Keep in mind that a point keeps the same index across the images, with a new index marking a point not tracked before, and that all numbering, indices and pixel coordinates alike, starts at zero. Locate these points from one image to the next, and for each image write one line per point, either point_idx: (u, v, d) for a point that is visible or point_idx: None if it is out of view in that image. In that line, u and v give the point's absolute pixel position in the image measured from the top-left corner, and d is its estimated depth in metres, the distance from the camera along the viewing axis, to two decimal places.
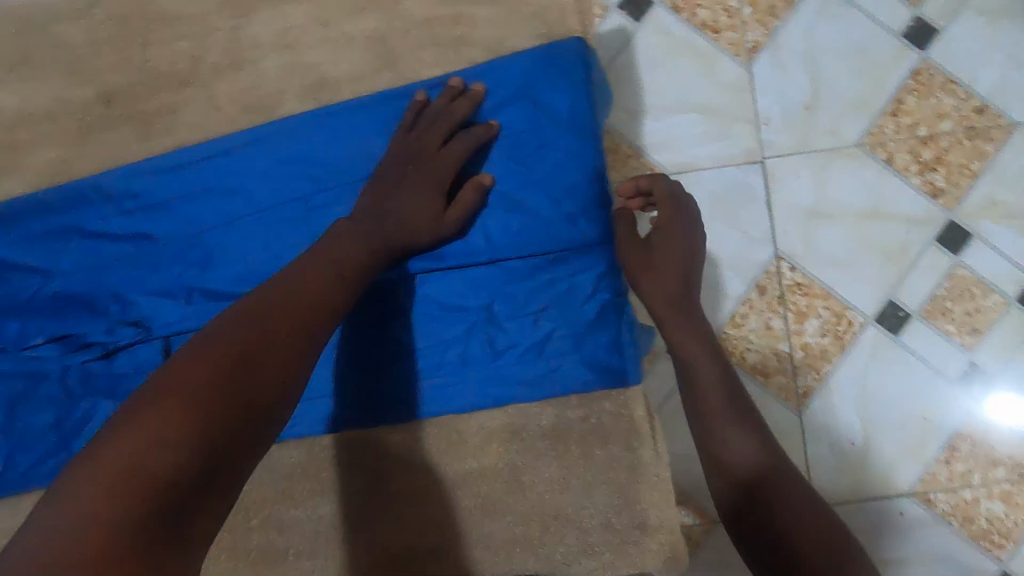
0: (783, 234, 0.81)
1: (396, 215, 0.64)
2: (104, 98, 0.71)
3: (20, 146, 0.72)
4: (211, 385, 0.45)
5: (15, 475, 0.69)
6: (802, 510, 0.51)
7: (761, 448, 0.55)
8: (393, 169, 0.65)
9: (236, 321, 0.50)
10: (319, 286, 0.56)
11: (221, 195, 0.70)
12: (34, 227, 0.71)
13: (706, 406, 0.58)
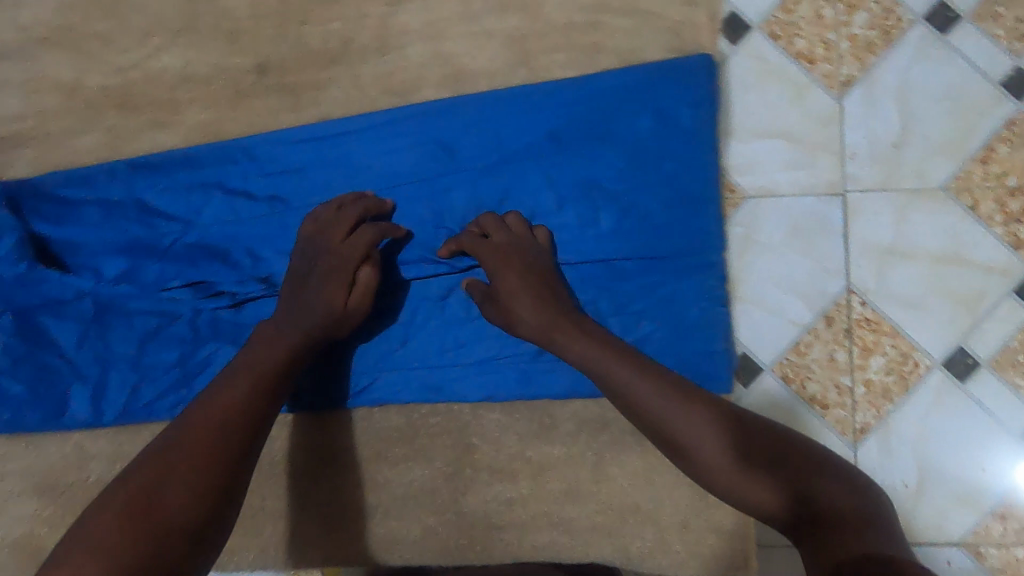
0: (858, 269, 0.81)
1: (312, 307, 0.66)
2: (259, 68, 0.76)
3: (177, 103, 0.77)
4: (147, 501, 0.50)
5: (140, 405, 0.75)
6: (791, 475, 0.54)
7: (726, 431, 0.57)
8: (303, 266, 0.68)
9: (160, 453, 0.54)
10: (242, 388, 0.60)
11: (358, 169, 0.75)
12: (180, 179, 0.76)
13: (662, 426, 0.59)
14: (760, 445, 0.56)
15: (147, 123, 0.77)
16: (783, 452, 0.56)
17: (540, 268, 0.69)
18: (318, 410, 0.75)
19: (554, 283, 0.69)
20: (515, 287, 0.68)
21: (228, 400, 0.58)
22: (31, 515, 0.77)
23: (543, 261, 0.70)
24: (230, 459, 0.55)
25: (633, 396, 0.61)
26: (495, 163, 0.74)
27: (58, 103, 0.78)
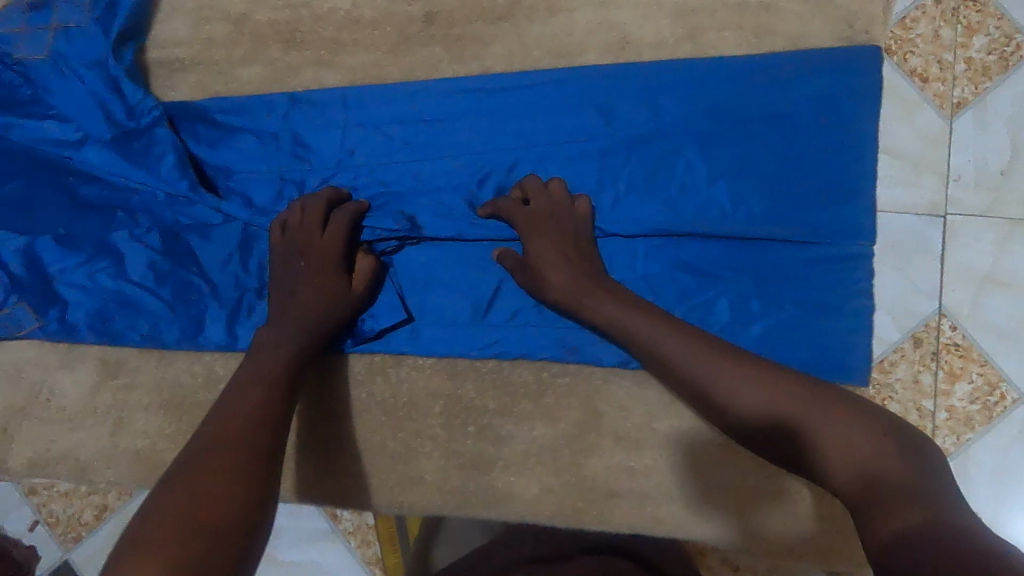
0: (951, 293, 0.81)
1: (307, 300, 0.68)
2: (426, 17, 0.77)
3: (341, 44, 0.78)
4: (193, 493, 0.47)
5: None
6: (823, 429, 0.51)
7: (760, 385, 0.56)
8: (287, 270, 0.70)
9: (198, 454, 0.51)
10: (253, 393, 0.59)
11: (512, 126, 0.76)
12: (336, 118, 0.78)
13: (696, 387, 0.60)
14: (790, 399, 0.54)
15: (310, 60, 0.78)
16: (816, 403, 0.53)
17: (571, 232, 0.70)
18: (333, 397, 0.76)
19: (584, 248, 0.70)
20: (541, 247, 0.69)
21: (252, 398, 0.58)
22: (156, 431, 0.78)
23: (570, 227, 0.70)
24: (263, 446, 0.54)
25: (665, 355, 0.62)
26: (653, 132, 0.74)
27: (226, 33, 0.79)
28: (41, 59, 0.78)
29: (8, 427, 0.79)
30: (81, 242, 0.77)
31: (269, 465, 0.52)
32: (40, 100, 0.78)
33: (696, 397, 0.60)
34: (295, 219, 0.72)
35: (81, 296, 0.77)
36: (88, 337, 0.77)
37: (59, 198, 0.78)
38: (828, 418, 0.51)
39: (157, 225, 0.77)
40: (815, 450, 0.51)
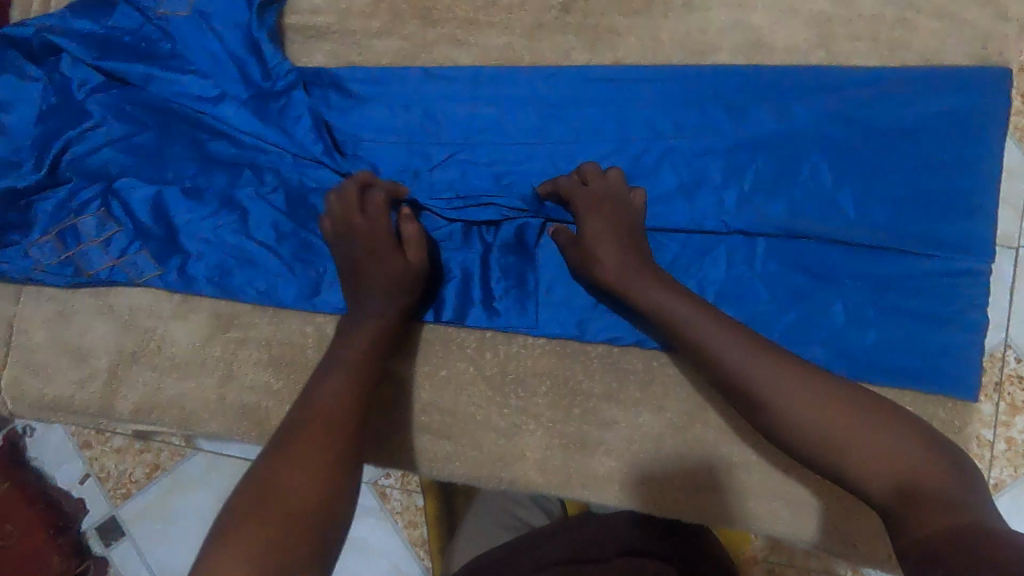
0: (1017, 325, 0.84)
1: (369, 284, 0.70)
2: (563, 5, 0.79)
3: (476, 24, 0.80)
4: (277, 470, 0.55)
5: None
6: (864, 439, 0.54)
7: (802, 388, 0.58)
8: (350, 260, 0.71)
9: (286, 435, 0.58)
10: (339, 378, 0.63)
11: (639, 116, 0.77)
12: (463, 95, 0.79)
13: (736, 383, 0.60)
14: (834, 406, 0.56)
15: (444, 37, 0.80)
16: (858, 414, 0.56)
17: (619, 217, 0.70)
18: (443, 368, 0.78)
19: (635, 235, 0.70)
20: (596, 231, 0.69)
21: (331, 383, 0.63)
22: (263, 386, 0.79)
23: (622, 214, 0.70)
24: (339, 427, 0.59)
25: (711, 351, 0.62)
26: (779, 135, 0.75)
27: (363, 4, 0.81)
28: (183, 16, 0.80)
29: (117, 371, 0.81)
30: (206, 197, 0.78)
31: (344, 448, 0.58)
32: (177, 56, 0.80)
33: (731, 391, 0.61)
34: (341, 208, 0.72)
35: (202, 249, 0.78)
36: (204, 289, 0.78)
37: (187, 153, 0.80)
38: (870, 430, 0.54)
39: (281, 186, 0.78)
40: (857, 458, 0.54)
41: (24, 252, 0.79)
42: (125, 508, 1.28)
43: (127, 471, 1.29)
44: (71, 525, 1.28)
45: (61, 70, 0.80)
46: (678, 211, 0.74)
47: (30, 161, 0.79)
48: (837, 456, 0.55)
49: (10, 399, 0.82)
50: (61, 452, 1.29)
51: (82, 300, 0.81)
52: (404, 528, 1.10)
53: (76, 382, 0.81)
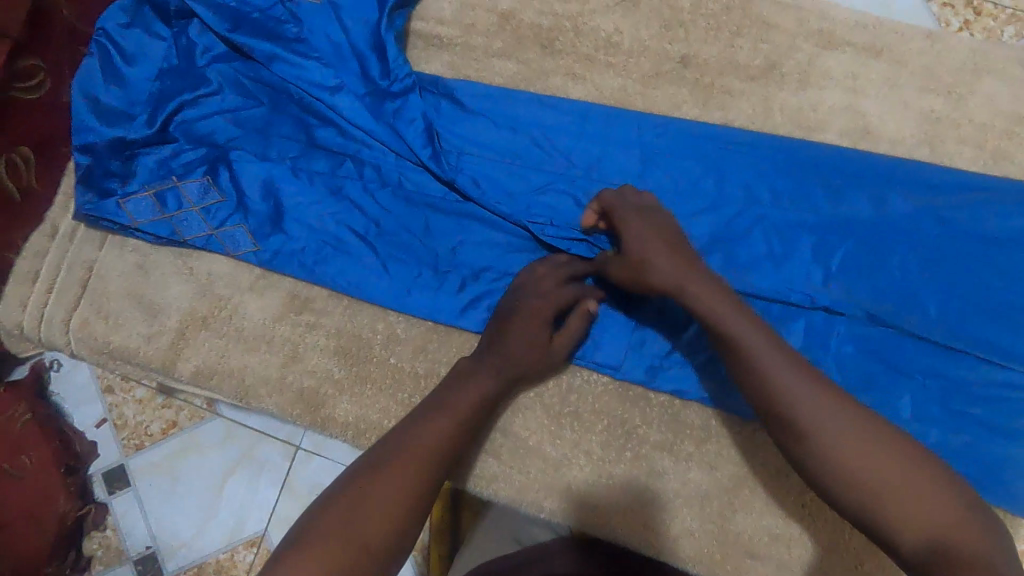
0: None
1: (514, 347, 0.70)
2: (683, 58, 0.81)
3: (595, 61, 0.82)
4: (367, 504, 0.57)
5: (454, 309, 0.78)
6: (907, 494, 0.55)
7: (849, 425, 0.58)
8: (512, 318, 0.71)
9: (389, 458, 0.60)
10: (439, 428, 0.64)
11: (740, 179, 0.77)
12: (569, 125, 0.80)
13: (787, 410, 0.60)
14: (880, 453, 0.57)
15: (562, 69, 0.82)
16: (901, 463, 0.56)
17: (665, 230, 0.70)
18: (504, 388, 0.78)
19: (683, 247, 0.69)
20: (645, 241, 0.68)
21: (434, 431, 0.63)
22: (324, 373, 0.80)
23: (661, 232, 0.69)
24: (430, 479, 0.61)
25: (765, 377, 0.61)
26: (874, 221, 0.76)
27: (490, 23, 0.83)
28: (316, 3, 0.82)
29: (184, 332, 0.81)
30: (308, 182, 0.81)
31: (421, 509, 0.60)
32: (302, 40, 0.81)
33: (775, 417, 0.60)
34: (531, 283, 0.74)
35: (295, 232, 0.81)
36: (291, 272, 0.80)
37: (293, 136, 0.82)
38: (911, 482, 0.55)
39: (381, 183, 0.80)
40: (895, 504, 0.55)
41: (121, 204, 0.81)
42: (135, 459, 1.23)
43: (143, 422, 1.24)
44: (78, 466, 1.23)
45: (189, 35, 0.82)
46: (766, 278, 0.75)
47: (143, 115, 0.81)
48: (876, 501, 0.56)
49: (74, 340, 0.83)
50: (84, 390, 1.26)
51: (165, 258, 0.83)
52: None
53: (142, 336, 0.82)
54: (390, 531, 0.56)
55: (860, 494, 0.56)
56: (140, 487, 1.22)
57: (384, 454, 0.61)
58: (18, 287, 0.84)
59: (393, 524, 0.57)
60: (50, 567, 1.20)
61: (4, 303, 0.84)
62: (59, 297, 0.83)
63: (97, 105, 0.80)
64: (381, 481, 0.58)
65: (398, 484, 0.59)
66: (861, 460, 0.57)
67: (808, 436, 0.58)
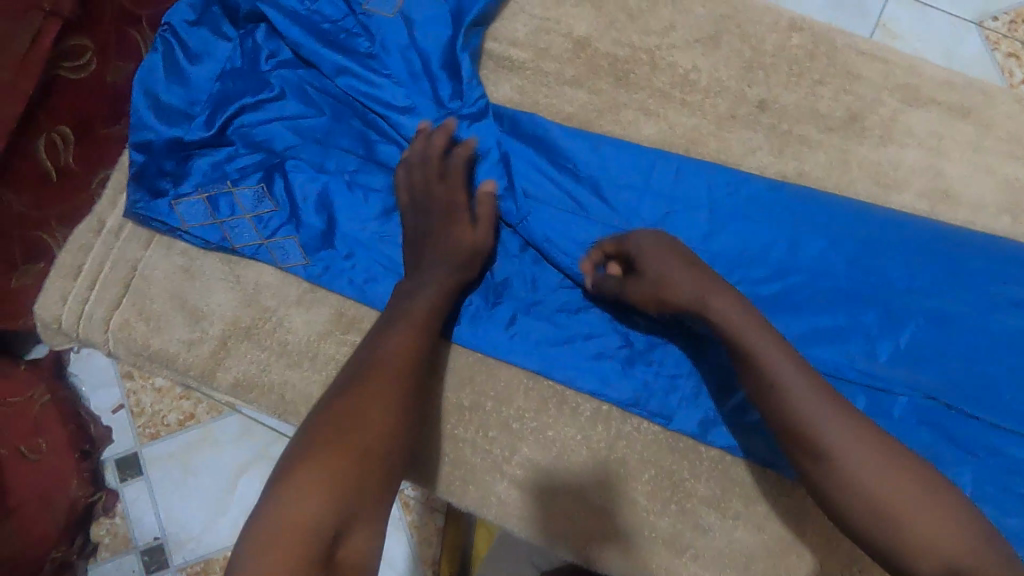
0: None
1: (431, 253, 0.72)
2: (761, 102, 0.78)
3: (671, 98, 0.79)
4: (347, 415, 0.59)
5: (504, 341, 0.77)
6: (909, 515, 0.56)
7: (864, 442, 0.58)
8: (423, 254, 0.72)
9: (362, 374, 0.63)
10: (405, 336, 0.66)
11: (808, 240, 0.75)
12: (641, 167, 0.77)
13: (806, 432, 0.59)
14: (894, 477, 0.57)
15: (635, 103, 0.79)
16: (908, 477, 0.58)
17: (675, 249, 0.69)
18: (548, 428, 0.76)
19: (705, 272, 0.67)
20: (662, 268, 0.68)
21: (401, 339, 0.66)
22: None
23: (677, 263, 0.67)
24: (407, 381, 0.63)
25: (789, 402, 0.60)
26: (948, 295, 0.73)
27: (564, 49, 0.80)
28: (388, 17, 0.80)
29: (227, 341, 0.80)
30: (363, 199, 0.79)
31: (406, 408, 0.62)
32: (370, 56, 0.80)
33: (791, 435, 0.60)
34: (421, 200, 0.75)
35: (346, 248, 0.79)
36: (340, 289, 0.78)
37: (352, 150, 0.80)
38: (918, 502, 0.56)
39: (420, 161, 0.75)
40: (909, 529, 0.56)
41: (172, 206, 0.79)
42: (149, 448, 1.20)
43: (161, 411, 1.21)
44: (92, 450, 1.17)
45: (257, 40, 0.81)
46: (829, 347, 0.73)
47: (202, 116, 0.79)
48: (887, 523, 0.57)
49: (114, 340, 0.81)
50: (102, 374, 1.22)
51: (212, 263, 0.81)
52: (419, 543, 1.05)
53: (184, 341, 0.80)
54: (382, 431, 0.60)
55: (870, 516, 0.57)
56: (152, 477, 1.19)
57: (360, 372, 0.63)
58: (60, 280, 0.82)
59: (386, 425, 0.60)
60: (57, 552, 1.11)
61: (44, 296, 0.82)
62: (100, 294, 0.81)
63: (157, 102, 0.78)
64: (365, 395, 0.61)
65: (382, 396, 0.61)
66: (875, 482, 0.57)
67: (830, 459, 0.58)
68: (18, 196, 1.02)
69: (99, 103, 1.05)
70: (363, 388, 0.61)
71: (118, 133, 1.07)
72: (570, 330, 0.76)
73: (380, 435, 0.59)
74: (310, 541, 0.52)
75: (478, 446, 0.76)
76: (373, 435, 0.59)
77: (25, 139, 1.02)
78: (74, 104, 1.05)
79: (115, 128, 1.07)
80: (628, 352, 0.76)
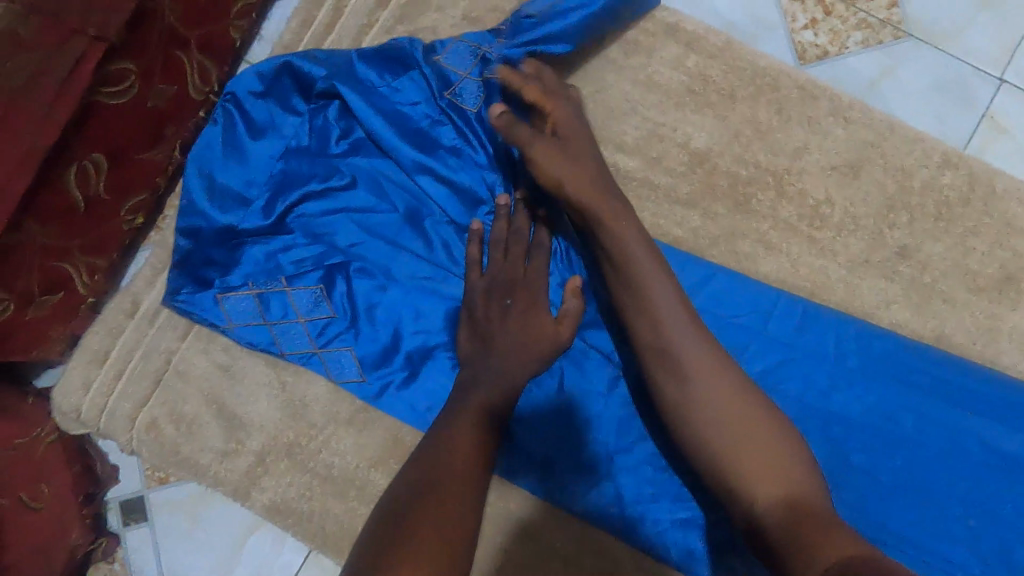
0: None
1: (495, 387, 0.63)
2: (902, 248, 0.68)
3: (796, 231, 0.69)
4: (415, 521, 0.49)
5: (579, 489, 0.68)
6: (752, 447, 0.53)
7: (722, 371, 0.57)
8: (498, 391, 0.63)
9: (424, 476, 0.53)
10: (466, 431, 0.58)
11: (949, 415, 0.64)
12: (761, 308, 0.66)
13: (676, 362, 0.57)
14: (735, 401, 0.55)
15: (755, 233, 0.69)
16: (762, 413, 0.55)
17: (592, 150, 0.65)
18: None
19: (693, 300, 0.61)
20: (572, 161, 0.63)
21: (466, 438, 0.57)
22: None
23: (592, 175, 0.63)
24: (477, 477, 0.54)
25: (661, 334, 0.58)
26: None
27: (678, 161, 0.70)
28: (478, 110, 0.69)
29: (265, 458, 0.71)
30: (433, 312, 0.69)
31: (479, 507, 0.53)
32: (456, 154, 0.71)
33: (655, 353, 0.58)
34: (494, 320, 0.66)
35: (409, 370, 0.69)
36: (397, 413, 0.69)
37: (425, 256, 0.70)
38: (770, 441, 0.53)
39: (486, 272, 0.68)
40: (749, 455, 0.53)
41: (217, 300, 0.70)
42: (161, 493, 0.84)
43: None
44: (96, 493, 0.80)
45: (326, 120, 0.71)
46: (962, 552, 0.63)
47: (259, 202, 0.70)
48: (735, 452, 0.53)
49: (139, 440, 0.72)
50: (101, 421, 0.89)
51: (257, 366, 0.72)
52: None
53: (218, 452, 0.71)
54: (461, 534, 0.50)
55: (720, 443, 0.54)
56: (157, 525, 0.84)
57: (422, 476, 0.53)
58: (83, 365, 0.74)
59: (465, 528, 0.50)
60: None
61: (66, 381, 0.73)
62: (128, 387, 0.73)
63: (211, 183, 0.69)
64: (436, 497, 0.51)
65: (459, 498, 0.52)
66: (722, 409, 0.55)
67: (684, 382, 0.57)
68: (43, 227, 0.63)
69: (146, 122, 0.70)
70: (429, 491, 0.52)
71: (158, 159, 0.75)
72: (656, 489, 0.67)
73: (454, 534, 0.49)
74: None
75: None
76: (450, 537, 0.49)
77: (58, 168, 0.62)
78: (112, 128, 0.66)
79: (155, 155, 0.74)
80: (723, 527, 0.65)
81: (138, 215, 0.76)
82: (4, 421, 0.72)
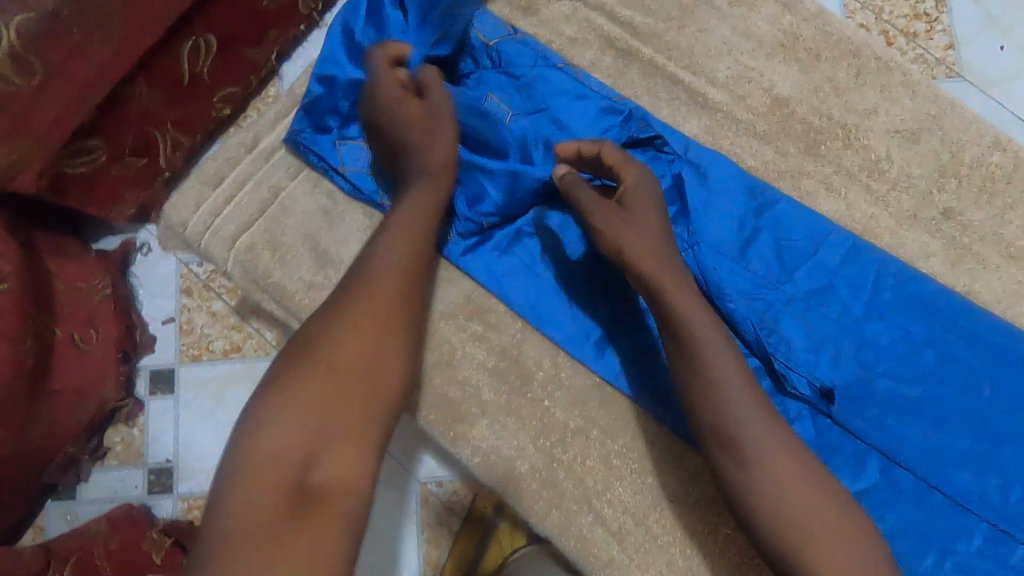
0: None
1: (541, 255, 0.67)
2: (946, 210, 0.76)
3: (856, 179, 0.77)
4: (322, 336, 0.54)
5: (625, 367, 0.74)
6: (816, 526, 0.55)
7: (778, 439, 0.58)
8: None
9: (348, 294, 0.57)
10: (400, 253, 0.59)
11: (965, 355, 0.72)
12: (813, 233, 0.75)
13: None
14: (786, 453, 0.57)
15: (819, 174, 0.77)
16: (816, 482, 0.57)
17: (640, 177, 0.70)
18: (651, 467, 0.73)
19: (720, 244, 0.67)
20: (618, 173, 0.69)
21: (395, 257, 0.59)
22: (472, 390, 0.76)
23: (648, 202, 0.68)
24: (397, 297, 0.57)
25: None
26: None
27: (760, 103, 0.79)
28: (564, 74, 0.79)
29: None
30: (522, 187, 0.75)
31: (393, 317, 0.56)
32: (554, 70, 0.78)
33: None
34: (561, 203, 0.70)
35: (491, 236, 0.77)
36: (475, 275, 0.77)
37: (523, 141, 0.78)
38: (830, 516, 0.55)
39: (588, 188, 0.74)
40: (815, 532, 0.54)
41: (335, 144, 0.78)
42: (186, 371, 0.91)
43: (208, 336, 0.91)
44: (131, 354, 0.88)
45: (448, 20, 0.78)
46: (963, 476, 0.69)
47: None
48: (794, 516, 0.55)
49: (235, 259, 0.79)
50: (157, 282, 0.93)
51: (356, 211, 0.79)
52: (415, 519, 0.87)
53: (305, 281, 0.78)
54: (364, 343, 0.54)
55: (776, 504, 0.56)
56: (181, 399, 0.90)
57: (350, 291, 0.57)
58: (198, 186, 0.81)
59: (373, 334, 0.55)
60: (71, 447, 0.83)
61: (179, 196, 0.81)
62: (235, 211, 0.80)
63: (349, 41, 0.77)
64: (348, 311, 0.55)
65: (375, 306, 0.56)
66: (780, 477, 0.56)
67: (743, 457, 0.57)
68: (150, 90, 0.74)
69: (256, 20, 0.80)
70: (343, 307, 0.56)
71: (257, 57, 0.84)
72: None
73: (361, 342, 0.54)
74: (286, 464, 0.49)
75: (572, 472, 0.74)
76: (352, 349, 0.54)
77: (177, 38, 0.73)
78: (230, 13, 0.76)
79: (255, 54, 0.83)
80: None
81: (229, 104, 0.85)
82: (70, 263, 0.83)
